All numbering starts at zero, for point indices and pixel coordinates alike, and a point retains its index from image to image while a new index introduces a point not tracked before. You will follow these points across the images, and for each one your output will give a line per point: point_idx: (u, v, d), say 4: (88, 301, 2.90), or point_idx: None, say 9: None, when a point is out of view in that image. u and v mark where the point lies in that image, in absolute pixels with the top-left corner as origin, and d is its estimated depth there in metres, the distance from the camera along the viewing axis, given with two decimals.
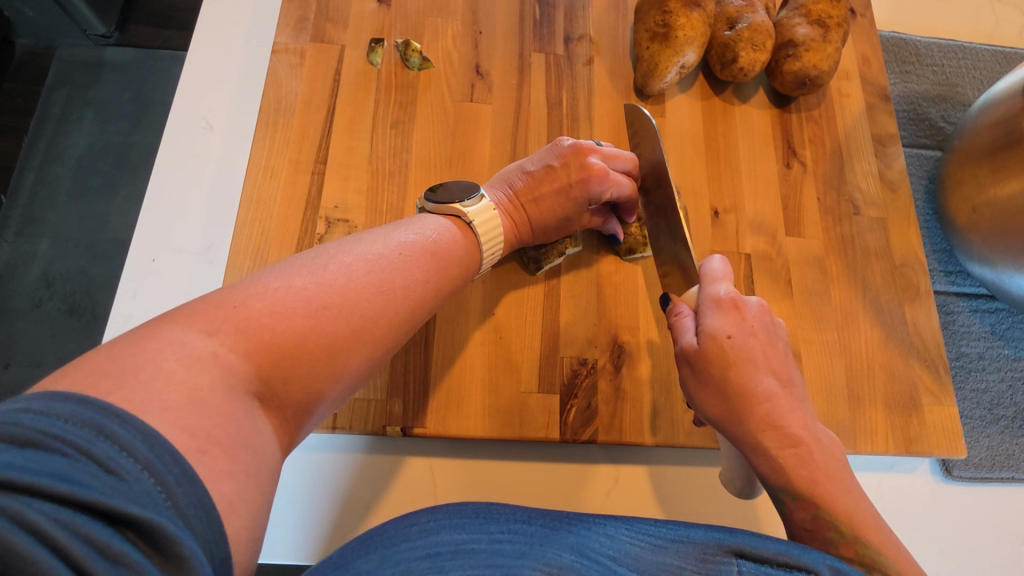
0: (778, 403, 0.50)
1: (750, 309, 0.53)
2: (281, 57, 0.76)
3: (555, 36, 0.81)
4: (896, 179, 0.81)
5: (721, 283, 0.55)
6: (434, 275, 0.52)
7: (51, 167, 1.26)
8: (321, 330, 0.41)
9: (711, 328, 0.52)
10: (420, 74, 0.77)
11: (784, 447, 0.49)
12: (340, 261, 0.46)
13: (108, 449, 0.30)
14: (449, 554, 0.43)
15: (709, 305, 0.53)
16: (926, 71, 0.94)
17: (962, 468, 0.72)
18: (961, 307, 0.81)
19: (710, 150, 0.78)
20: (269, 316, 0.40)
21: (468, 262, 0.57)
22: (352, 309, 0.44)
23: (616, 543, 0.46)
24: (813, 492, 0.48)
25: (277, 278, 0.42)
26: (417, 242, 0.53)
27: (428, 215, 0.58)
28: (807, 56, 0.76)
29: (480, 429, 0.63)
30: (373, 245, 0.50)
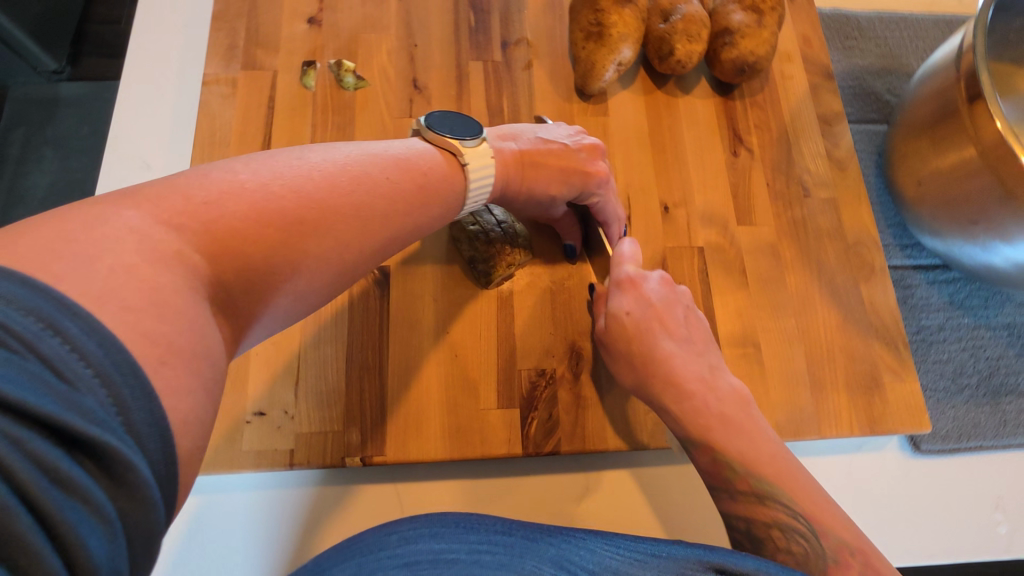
0: (675, 364, 0.59)
1: (647, 286, 0.61)
2: (213, 88, 0.74)
3: (492, 43, 0.80)
4: (844, 157, 0.80)
5: (626, 265, 0.62)
6: (408, 185, 0.48)
7: (14, 210, 1.23)
8: (292, 248, 0.40)
9: (614, 310, 0.61)
10: (357, 93, 0.76)
11: (679, 401, 0.58)
12: (301, 159, 0.44)
13: (55, 346, 0.27)
14: (428, 563, 0.42)
15: (614, 288, 0.62)
16: (870, 45, 0.93)
17: (930, 441, 0.73)
18: (918, 280, 0.81)
19: (656, 145, 0.78)
20: (239, 222, 0.38)
21: (449, 191, 0.52)
22: (304, 205, 0.41)
23: (597, 556, 0.45)
24: (707, 438, 0.57)
25: (252, 171, 0.40)
26: (390, 159, 0.49)
27: (418, 140, 0.54)
28: (743, 42, 0.75)
29: (442, 453, 0.63)
30: (343, 150, 0.47)
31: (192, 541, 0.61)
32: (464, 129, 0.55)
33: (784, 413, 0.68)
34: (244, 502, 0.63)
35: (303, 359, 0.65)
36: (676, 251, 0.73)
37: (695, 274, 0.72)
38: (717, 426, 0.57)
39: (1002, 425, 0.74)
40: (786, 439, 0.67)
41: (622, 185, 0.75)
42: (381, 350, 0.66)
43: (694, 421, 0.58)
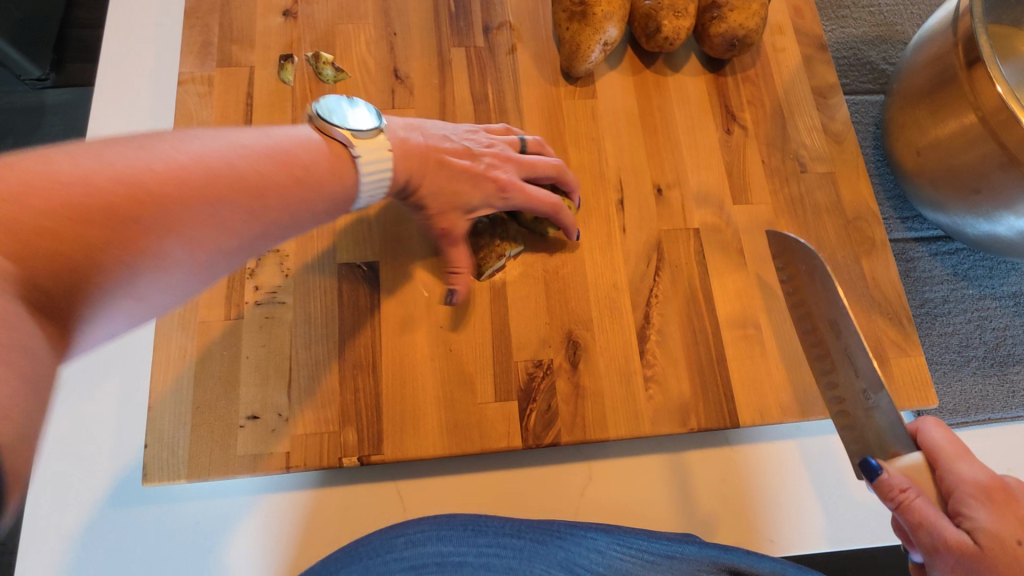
0: None
1: (1023, 504, 0.47)
2: (188, 88, 0.72)
3: (474, 28, 0.78)
4: (841, 130, 0.78)
5: (969, 461, 0.48)
6: (278, 176, 0.44)
7: None
8: (116, 246, 0.35)
9: (992, 532, 0.46)
10: (337, 86, 0.74)
11: None
12: (150, 147, 0.39)
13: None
14: (435, 565, 0.51)
15: (975, 499, 0.47)
16: (863, 13, 0.91)
17: (937, 416, 0.71)
18: (921, 252, 0.79)
19: (647, 126, 0.75)
20: (50, 222, 0.33)
21: (333, 179, 0.48)
22: (141, 191, 0.36)
23: (605, 559, 0.53)
24: None
25: (74, 159, 0.36)
26: (261, 148, 0.44)
27: (301, 130, 0.49)
28: (732, 16, 0.73)
29: (440, 450, 0.62)
30: (208, 138, 0.42)
31: (194, 546, 0.60)
32: (356, 119, 0.51)
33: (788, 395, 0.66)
34: (241, 508, 0.62)
35: (294, 360, 0.63)
36: (671, 234, 0.71)
37: (691, 257, 0.71)
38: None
39: (1011, 396, 0.73)
40: (790, 420, 0.66)
41: (613, 168, 0.73)
42: (374, 348, 0.64)
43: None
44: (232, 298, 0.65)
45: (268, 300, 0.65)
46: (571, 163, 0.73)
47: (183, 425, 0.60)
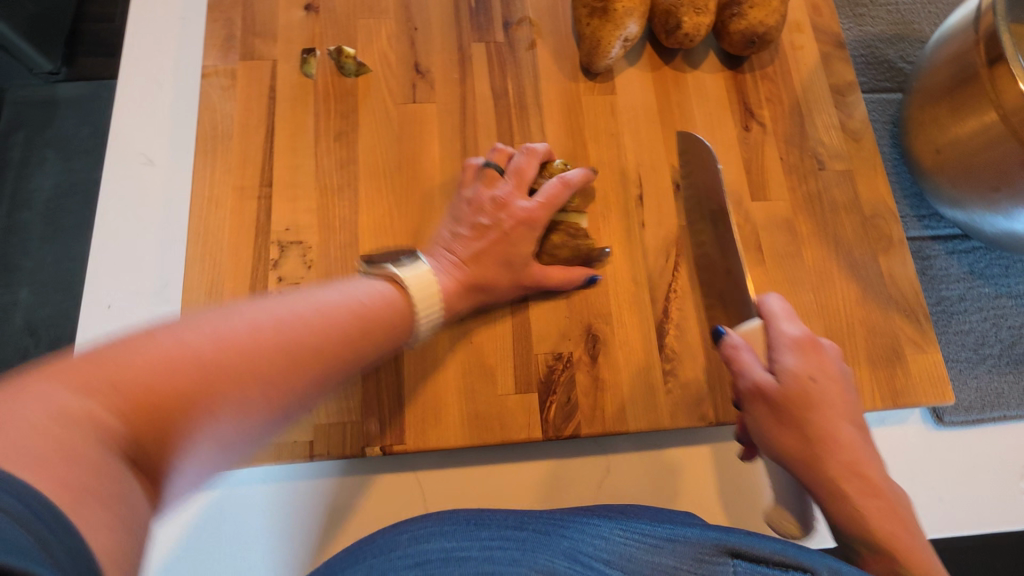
0: (862, 449, 0.54)
1: (825, 354, 0.57)
2: (212, 80, 0.73)
3: (493, 23, 0.78)
4: (859, 128, 0.79)
5: (787, 323, 0.58)
6: (360, 339, 0.47)
7: (18, 213, 1.22)
8: (210, 399, 0.36)
9: (794, 371, 0.55)
10: (358, 80, 0.74)
11: (868, 498, 0.51)
12: (238, 310, 0.41)
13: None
14: (440, 561, 0.42)
15: (788, 347, 0.56)
16: (880, 11, 0.91)
17: (953, 413, 0.72)
18: (937, 250, 0.79)
19: (666, 123, 0.76)
20: (149, 374, 0.34)
21: (400, 326, 0.52)
22: (248, 361, 0.38)
23: (610, 545, 0.46)
24: (889, 543, 0.49)
25: (169, 332, 0.37)
26: (338, 303, 0.47)
27: (366, 281, 0.53)
28: (752, 13, 0.73)
29: (461, 441, 0.62)
30: (291, 297, 0.45)
31: (221, 530, 0.62)
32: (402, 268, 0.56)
33: None
34: (267, 497, 0.63)
35: None
36: (690, 230, 0.72)
37: None
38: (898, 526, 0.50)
39: None
40: None
41: (632, 164, 0.74)
42: None
43: (862, 477, 0.52)
44: (256, 289, 0.66)
45: (291, 292, 0.66)
46: (590, 159, 0.74)
47: None
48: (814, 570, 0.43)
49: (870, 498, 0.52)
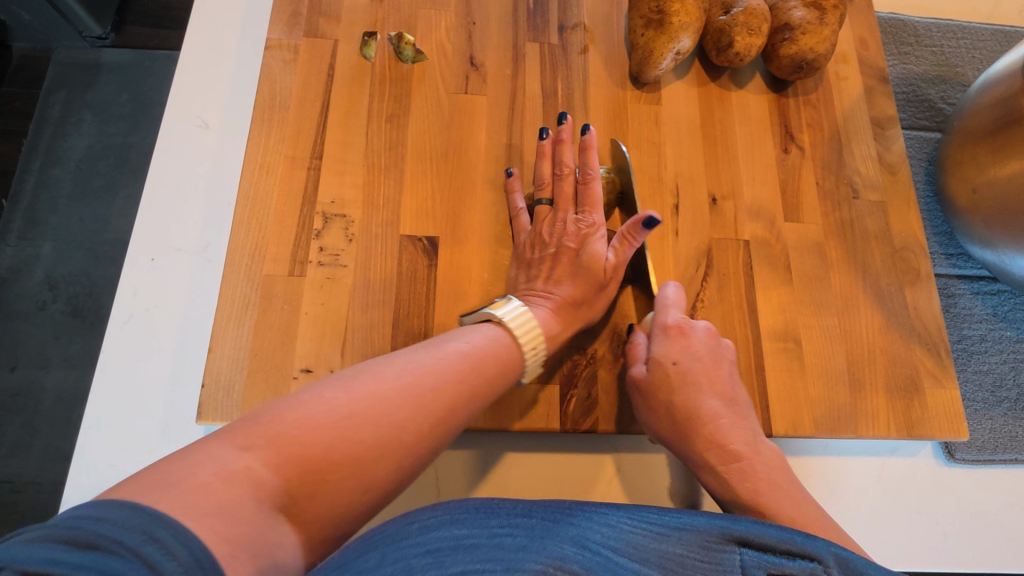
0: (721, 423, 0.57)
1: (695, 335, 0.60)
2: (274, 53, 0.76)
3: (549, 26, 0.81)
4: (896, 162, 0.80)
5: (670, 311, 0.61)
6: (472, 378, 0.52)
7: (51, 169, 1.36)
8: (346, 442, 0.41)
9: (657, 356, 0.60)
10: (414, 67, 0.77)
11: (727, 463, 0.56)
12: (372, 369, 0.47)
13: (155, 552, 0.29)
14: (450, 549, 0.41)
15: (658, 333, 0.61)
16: (925, 51, 0.92)
17: (965, 450, 0.72)
18: (963, 290, 0.80)
19: (708, 137, 0.78)
20: (297, 429, 0.40)
21: (508, 362, 0.56)
22: (381, 417, 0.43)
23: (618, 532, 0.45)
24: (756, 501, 0.54)
25: (315, 390, 0.43)
26: (454, 349, 0.53)
27: (484, 325, 0.58)
28: (803, 39, 0.75)
29: (481, 423, 0.64)
30: (414, 353, 0.51)
31: None
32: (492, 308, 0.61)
33: (822, 409, 0.68)
34: None
35: (350, 320, 0.66)
36: (722, 243, 0.73)
37: (739, 267, 0.72)
38: (765, 488, 0.54)
39: None
40: (821, 435, 0.67)
41: (671, 173, 0.75)
42: (427, 319, 0.67)
43: (723, 447, 0.56)
44: (297, 256, 0.67)
45: (330, 262, 0.67)
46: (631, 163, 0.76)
47: (241, 368, 0.63)
48: (819, 559, 0.43)
49: (732, 464, 0.56)
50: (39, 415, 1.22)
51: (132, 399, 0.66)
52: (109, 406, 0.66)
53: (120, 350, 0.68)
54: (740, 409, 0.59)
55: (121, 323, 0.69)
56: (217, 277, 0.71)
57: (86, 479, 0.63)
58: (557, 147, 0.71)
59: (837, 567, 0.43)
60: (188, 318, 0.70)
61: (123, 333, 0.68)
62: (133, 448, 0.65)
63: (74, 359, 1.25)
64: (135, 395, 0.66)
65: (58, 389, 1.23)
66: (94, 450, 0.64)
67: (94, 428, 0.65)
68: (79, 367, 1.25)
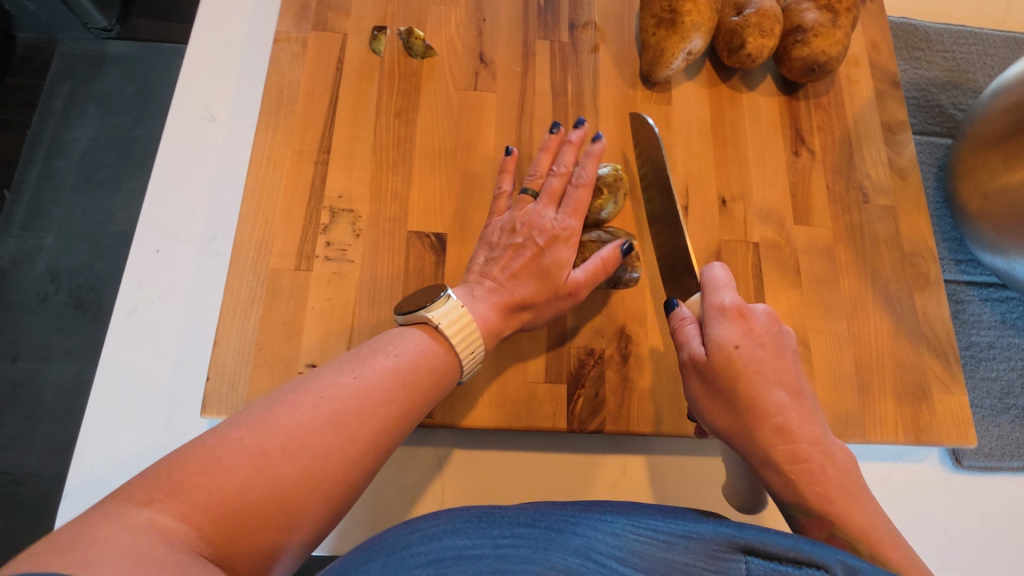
0: (789, 415, 0.53)
1: (756, 319, 0.57)
2: (283, 46, 0.75)
3: (560, 24, 0.80)
4: (906, 166, 0.80)
5: (724, 293, 0.59)
6: (403, 395, 0.50)
7: (54, 161, 1.36)
8: (262, 480, 0.40)
9: (719, 338, 0.56)
10: (424, 62, 0.76)
11: (795, 463, 0.52)
12: (291, 398, 0.45)
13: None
14: (452, 560, 0.40)
15: (716, 315, 0.58)
16: (936, 56, 0.92)
17: (972, 457, 0.72)
18: (971, 296, 0.80)
19: (718, 138, 0.77)
20: (200, 475, 0.39)
21: (445, 371, 0.55)
22: (299, 451, 0.43)
23: (622, 541, 0.44)
24: (826, 509, 0.50)
25: (226, 429, 0.42)
26: (381, 365, 0.51)
27: (395, 330, 0.56)
28: (816, 41, 0.74)
29: (488, 422, 0.63)
30: (338, 372, 0.49)
31: None
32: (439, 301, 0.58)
33: (829, 414, 0.67)
34: None
35: (356, 316, 0.65)
36: (731, 245, 0.73)
37: (748, 269, 0.72)
38: (835, 494, 0.50)
39: None
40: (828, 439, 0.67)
41: (681, 174, 0.75)
42: None
43: (791, 445, 0.52)
44: (304, 250, 0.67)
45: (337, 257, 0.67)
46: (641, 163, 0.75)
47: (246, 363, 0.62)
48: (828, 568, 0.41)
49: (798, 464, 0.52)
50: (40, 407, 1.21)
51: (135, 392, 0.66)
52: (110, 399, 0.65)
53: (125, 342, 0.67)
54: (804, 397, 0.55)
55: (125, 315, 0.68)
56: (223, 270, 0.71)
57: (87, 472, 0.62)
58: (562, 146, 0.69)
59: (845, 574, 0.41)
60: (193, 312, 0.69)
61: (128, 325, 0.68)
62: (136, 442, 0.64)
63: (75, 352, 1.24)
64: (137, 388, 0.66)
65: (59, 381, 1.22)
66: (96, 442, 0.63)
67: (96, 421, 0.64)
68: (82, 360, 1.24)
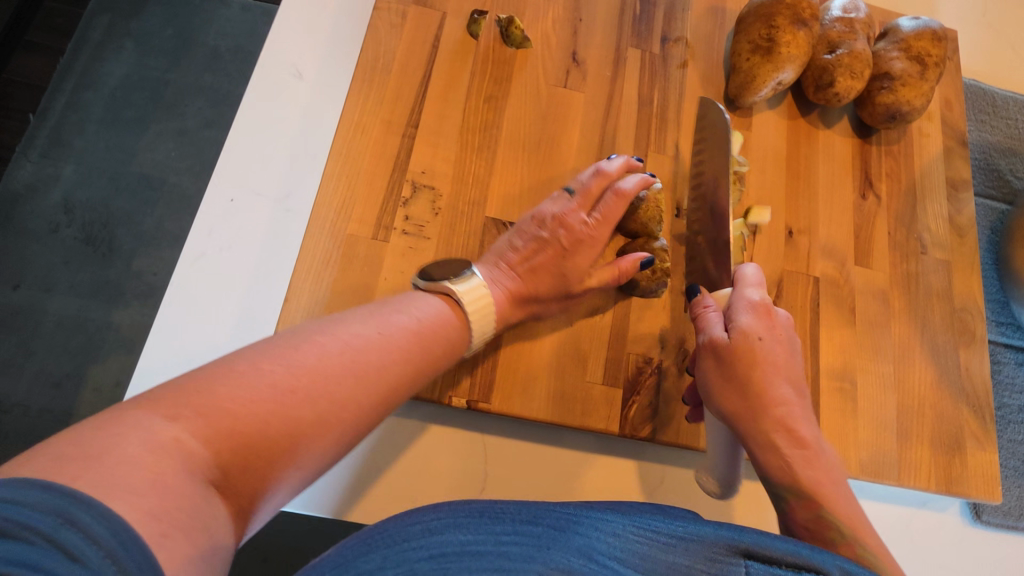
0: (792, 408, 0.55)
1: (778, 319, 0.59)
2: (382, 15, 0.75)
3: (652, 35, 0.81)
4: (965, 225, 0.81)
5: (755, 289, 0.60)
6: (416, 356, 0.50)
7: (84, 91, 1.36)
8: (284, 416, 0.39)
9: (745, 326, 0.57)
10: (517, 52, 0.76)
11: (793, 447, 0.53)
12: (313, 338, 0.44)
13: (72, 536, 0.29)
14: (455, 556, 0.39)
15: (745, 306, 0.58)
16: (1001, 122, 0.94)
17: (992, 513, 0.74)
18: (1008, 358, 0.82)
19: (792, 171, 0.79)
20: (233, 403, 0.37)
21: (456, 344, 0.56)
22: (319, 395, 0.41)
23: (621, 542, 0.43)
24: (815, 493, 0.51)
25: (248, 358, 0.41)
26: (402, 323, 0.51)
27: (421, 295, 0.56)
28: (902, 91, 0.76)
29: (544, 414, 0.64)
30: (361, 322, 0.48)
31: None
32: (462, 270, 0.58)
33: (867, 453, 0.69)
34: None
35: None
36: (793, 276, 0.74)
37: (807, 302, 0.74)
38: (825, 482, 0.52)
39: None
40: (864, 477, 0.68)
41: (752, 201, 0.76)
42: None
43: (792, 432, 0.54)
44: (382, 220, 0.67)
45: (414, 232, 0.67)
46: None
47: None
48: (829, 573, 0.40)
49: (796, 449, 0.53)
50: (37, 335, 1.22)
51: (189, 338, 0.65)
52: (165, 340, 0.65)
53: (186, 287, 0.67)
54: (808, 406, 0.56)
55: (191, 260, 0.68)
56: (297, 228, 0.71)
57: None
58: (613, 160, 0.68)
59: None
60: (259, 266, 0.69)
61: (193, 271, 0.67)
62: None
63: (80, 287, 1.25)
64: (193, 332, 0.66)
65: (60, 313, 1.24)
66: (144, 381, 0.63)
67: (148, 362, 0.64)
68: (83, 295, 1.25)
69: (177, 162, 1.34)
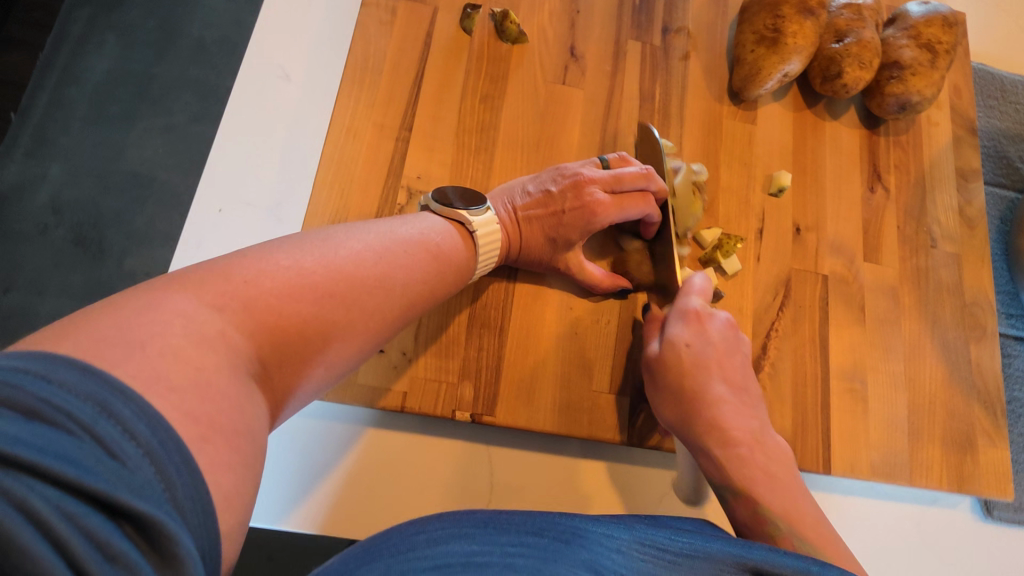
0: (725, 408, 0.56)
1: (712, 321, 0.59)
2: (371, 11, 0.72)
3: (653, 25, 0.78)
4: (975, 216, 0.80)
5: (693, 297, 0.60)
6: (433, 280, 0.51)
7: (66, 90, 1.32)
8: (323, 318, 0.40)
9: (672, 336, 0.58)
10: (513, 48, 0.73)
11: (727, 448, 0.54)
12: (333, 238, 0.45)
13: (111, 429, 0.27)
14: (460, 566, 0.38)
15: (676, 316, 0.60)
16: (1011, 108, 0.91)
17: (1003, 509, 0.73)
18: (1017, 351, 0.81)
19: (798, 166, 0.76)
20: (277, 298, 0.38)
21: (464, 269, 0.56)
22: (354, 300, 0.42)
23: (626, 560, 0.41)
24: (750, 489, 0.53)
25: (288, 254, 0.41)
26: (419, 241, 0.51)
27: (429, 217, 0.56)
28: (912, 81, 0.74)
29: (551, 426, 0.63)
30: (381, 234, 0.49)
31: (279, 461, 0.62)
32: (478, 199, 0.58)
33: (878, 454, 0.68)
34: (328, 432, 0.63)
35: None
36: (801, 274, 0.73)
37: (815, 301, 0.72)
38: (761, 479, 0.53)
39: None
40: (875, 479, 0.67)
41: (759, 197, 0.74)
42: (504, 312, 0.66)
43: (722, 432, 0.55)
44: None
45: None
46: (720, 182, 0.74)
47: None
48: None
49: (731, 449, 0.54)
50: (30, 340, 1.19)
51: None
52: None
53: None
54: (751, 404, 0.57)
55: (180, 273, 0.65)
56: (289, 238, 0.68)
57: None
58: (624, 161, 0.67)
59: None
60: None
61: None
62: None
63: (71, 289, 1.22)
64: None
65: (51, 314, 1.21)
66: None
67: None
68: (75, 298, 1.22)
69: (165, 160, 1.30)
